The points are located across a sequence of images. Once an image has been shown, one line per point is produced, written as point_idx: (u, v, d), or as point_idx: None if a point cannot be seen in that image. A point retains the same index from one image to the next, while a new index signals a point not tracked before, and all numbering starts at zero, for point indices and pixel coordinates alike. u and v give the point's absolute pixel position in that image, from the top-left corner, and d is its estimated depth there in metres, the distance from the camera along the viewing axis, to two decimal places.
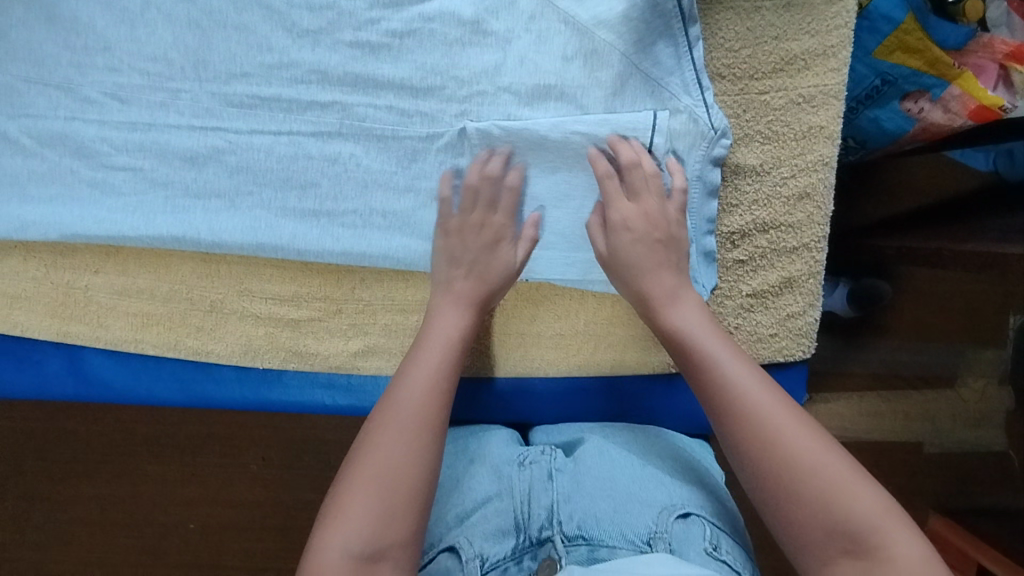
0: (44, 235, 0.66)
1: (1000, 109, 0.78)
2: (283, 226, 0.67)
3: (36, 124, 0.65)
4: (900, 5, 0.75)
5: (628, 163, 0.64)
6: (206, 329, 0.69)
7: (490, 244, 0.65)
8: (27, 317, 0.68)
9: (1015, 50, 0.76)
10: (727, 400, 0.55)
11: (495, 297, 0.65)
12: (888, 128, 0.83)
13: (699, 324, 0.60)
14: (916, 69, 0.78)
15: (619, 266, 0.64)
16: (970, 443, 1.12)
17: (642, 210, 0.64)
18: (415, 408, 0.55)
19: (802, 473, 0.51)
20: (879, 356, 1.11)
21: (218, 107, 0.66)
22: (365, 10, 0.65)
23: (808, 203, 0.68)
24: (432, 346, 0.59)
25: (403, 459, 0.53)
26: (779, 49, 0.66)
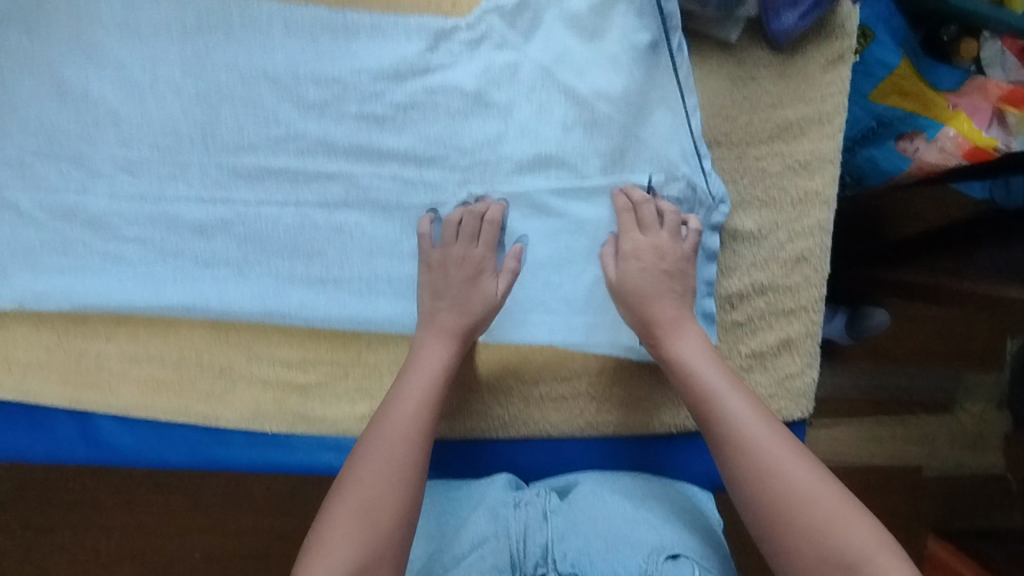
0: (58, 306, 0.67)
1: (993, 150, 0.82)
2: (292, 293, 0.68)
3: (48, 197, 0.66)
4: (895, 50, 0.83)
5: (645, 206, 0.65)
6: (215, 394, 0.70)
7: (469, 277, 0.64)
8: (38, 384, 0.69)
9: (1009, 93, 0.82)
10: (723, 428, 0.58)
11: (480, 330, 0.64)
12: (884, 167, 0.87)
13: (695, 352, 0.62)
14: (911, 110, 0.84)
15: (624, 294, 0.64)
16: (968, 467, 1.13)
17: (650, 245, 0.64)
18: (416, 445, 0.59)
19: (794, 504, 0.54)
20: (880, 381, 1.12)
21: (227, 179, 0.67)
22: (369, 83, 0.66)
23: (804, 266, 0.69)
24: (426, 377, 0.61)
25: (396, 495, 0.56)
26: (775, 117, 0.67)
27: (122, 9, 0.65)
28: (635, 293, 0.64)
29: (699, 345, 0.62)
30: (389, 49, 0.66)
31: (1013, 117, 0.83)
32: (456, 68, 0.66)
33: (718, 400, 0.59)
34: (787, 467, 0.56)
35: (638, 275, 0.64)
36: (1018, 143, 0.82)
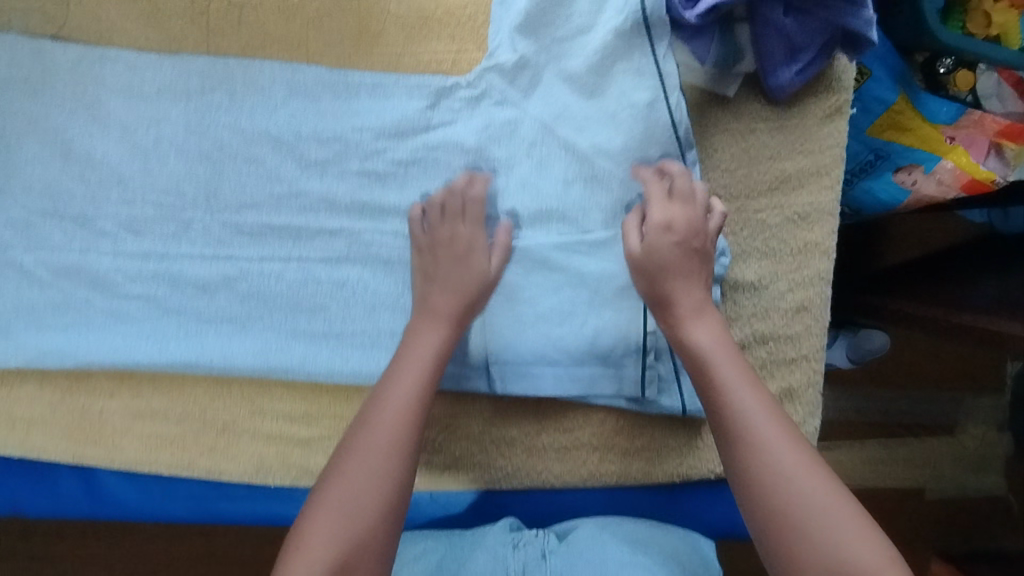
0: (61, 363, 0.67)
1: (992, 182, 0.83)
2: (295, 348, 0.68)
3: (52, 256, 0.67)
4: (890, 88, 0.83)
5: (657, 186, 0.64)
6: (219, 448, 0.70)
7: (462, 254, 0.64)
8: (43, 440, 0.70)
9: (1006, 128, 0.82)
10: (724, 416, 0.56)
11: (472, 307, 0.64)
12: (883, 198, 0.89)
13: (705, 338, 0.60)
14: (908, 145, 0.84)
15: (647, 265, 0.63)
16: (971, 490, 1.13)
17: (658, 222, 0.63)
18: (396, 438, 0.56)
19: (787, 499, 0.52)
20: (881, 406, 1.13)
21: (229, 236, 0.67)
22: (371, 140, 0.66)
23: (804, 315, 0.70)
24: (415, 364, 0.60)
25: (375, 488, 0.55)
26: (773, 169, 0.68)
27: (127, 72, 0.66)
28: (644, 267, 0.63)
29: (711, 332, 0.61)
30: (390, 108, 0.66)
31: (1010, 151, 0.84)
32: (457, 125, 0.67)
33: (722, 389, 0.57)
34: (785, 460, 0.53)
35: (660, 248, 0.62)
36: (1015, 175, 0.84)
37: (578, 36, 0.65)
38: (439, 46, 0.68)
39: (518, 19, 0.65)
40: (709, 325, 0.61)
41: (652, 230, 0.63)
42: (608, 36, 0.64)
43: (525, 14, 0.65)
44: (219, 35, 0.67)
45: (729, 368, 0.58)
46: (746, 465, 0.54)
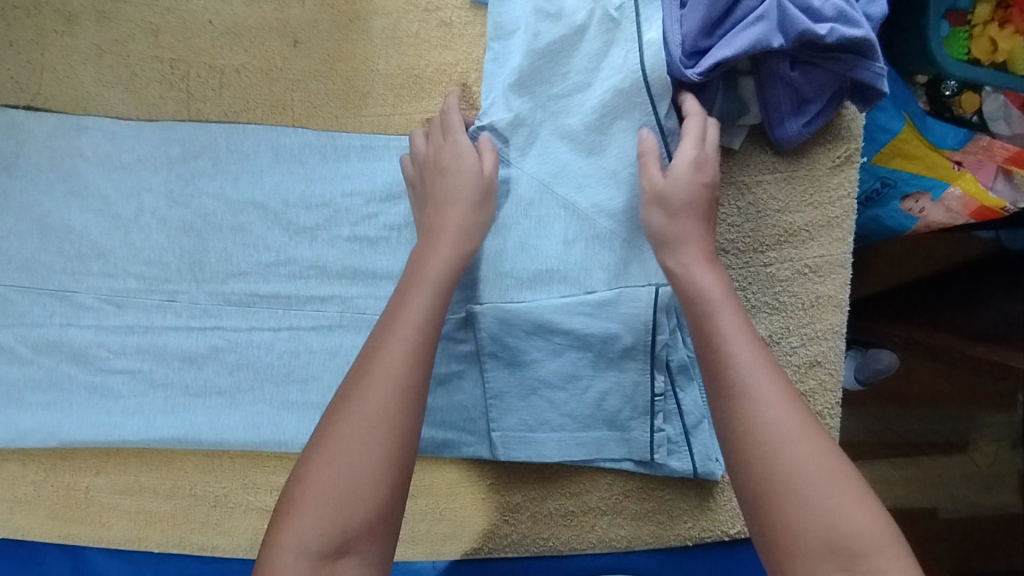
0: (43, 442, 0.65)
1: (1002, 209, 0.80)
2: (287, 420, 0.65)
3: (32, 331, 0.64)
4: (896, 115, 0.79)
5: (690, 122, 0.58)
6: (211, 523, 0.67)
7: (455, 169, 0.59)
8: (28, 521, 0.67)
9: (1014, 154, 0.79)
10: (716, 368, 0.48)
11: (479, 214, 0.58)
12: (891, 226, 0.84)
13: (707, 284, 0.53)
14: (915, 173, 0.81)
15: (665, 198, 0.57)
16: (986, 508, 1.10)
17: (684, 158, 0.57)
18: (405, 375, 0.48)
19: (781, 465, 0.44)
20: (892, 428, 1.09)
21: (216, 306, 0.65)
22: (362, 205, 0.64)
23: (818, 369, 0.67)
24: (424, 288, 0.53)
25: (381, 437, 0.47)
26: (781, 222, 0.65)
27: (103, 141, 0.65)
28: (666, 199, 0.57)
29: (707, 276, 0.53)
30: (379, 176, 0.64)
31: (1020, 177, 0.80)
32: None
33: (717, 338, 0.49)
34: (782, 422, 0.45)
35: (682, 177, 0.57)
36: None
37: (574, 92, 0.63)
38: (430, 104, 0.65)
39: (512, 78, 0.62)
40: (708, 270, 0.54)
41: (678, 169, 0.57)
42: (607, 94, 0.61)
43: (519, 73, 0.62)
44: (200, 100, 0.65)
45: (728, 316, 0.50)
46: (737, 424, 0.46)
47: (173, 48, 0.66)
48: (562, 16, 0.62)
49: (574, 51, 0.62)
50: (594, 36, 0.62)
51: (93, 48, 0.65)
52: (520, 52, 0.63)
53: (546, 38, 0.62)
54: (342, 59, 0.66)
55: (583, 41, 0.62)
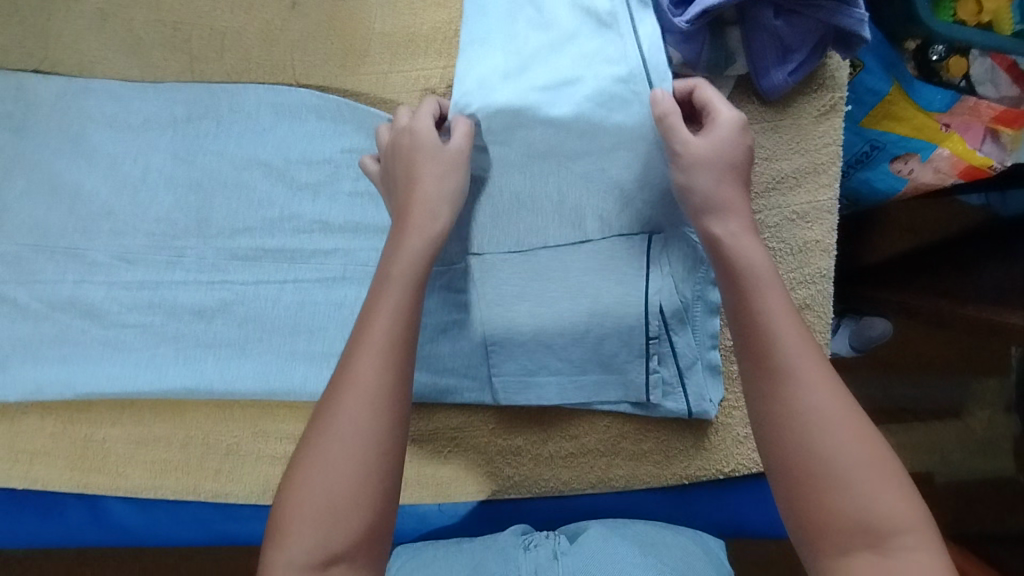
0: (59, 395, 0.67)
1: (992, 168, 0.85)
2: (295, 370, 0.68)
3: (45, 289, 0.66)
4: (883, 78, 0.82)
5: (705, 94, 0.58)
6: (224, 471, 0.70)
7: (413, 147, 0.58)
8: (47, 472, 0.69)
9: (1001, 113, 0.83)
10: (761, 352, 0.51)
11: (443, 185, 0.57)
12: (881, 187, 0.89)
13: (754, 257, 0.53)
14: (904, 135, 0.84)
15: (703, 164, 0.56)
16: (980, 472, 1.11)
17: (725, 122, 0.56)
18: (378, 384, 0.50)
19: (826, 448, 0.47)
20: (883, 391, 1.12)
21: (224, 261, 0.67)
22: (363, 161, 0.67)
23: (807, 313, 0.69)
24: (393, 292, 0.54)
25: (355, 449, 0.49)
26: (769, 170, 0.67)
27: (110, 103, 0.67)
28: (708, 163, 0.56)
29: (757, 253, 0.54)
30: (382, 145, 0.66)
31: (1007, 137, 0.84)
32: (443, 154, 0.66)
33: (768, 317, 0.51)
34: (824, 407, 0.48)
35: (712, 143, 0.56)
36: (1013, 160, 0.84)
37: (564, 82, 0.61)
38: (426, 61, 0.67)
39: (499, 74, 0.62)
40: (755, 244, 0.54)
41: (717, 136, 0.56)
42: (604, 84, 0.60)
43: (505, 70, 0.62)
44: (203, 61, 0.67)
45: (777, 295, 0.52)
46: (781, 409, 0.49)
47: (175, 12, 0.67)
48: (553, 25, 0.62)
49: (563, 53, 0.61)
50: (587, 37, 0.61)
51: (97, 12, 0.67)
52: (506, 54, 0.62)
53: (536, 46, 0.62)
54: (339, 20, 0.68)
55: (577, 43, 0.62)
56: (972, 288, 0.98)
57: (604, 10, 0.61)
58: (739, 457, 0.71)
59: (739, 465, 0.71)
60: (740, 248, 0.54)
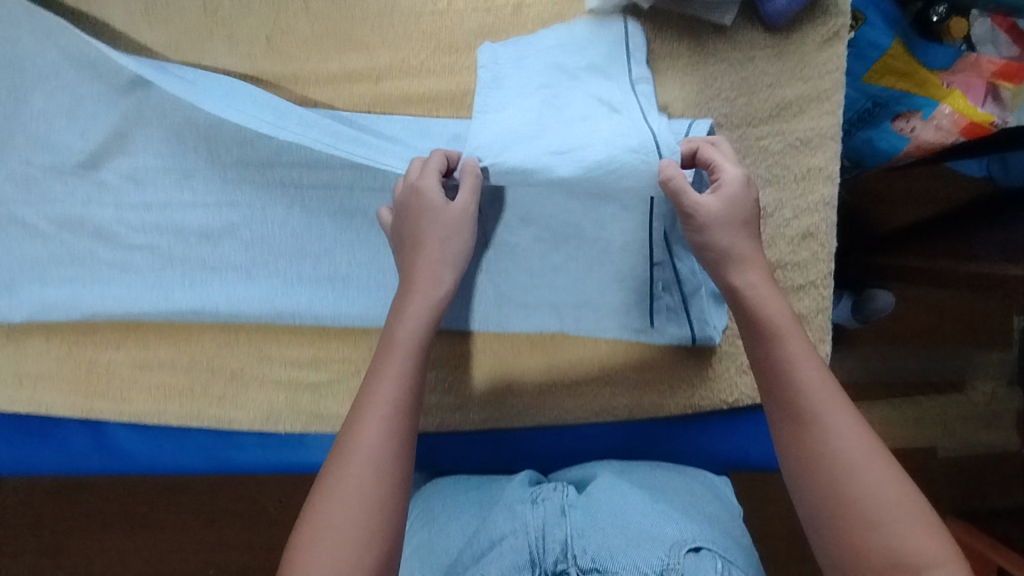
0: (66, 316, 0.68)
1: (991, 125, 0.78)
2: (300, 293, 0.68)
3: (54, 209, 0.67)
4: (886, 32, 0.79)
5: (706, 152, 0.56)
6: (228, 397, 0.71)
7: (418, 211, 0.56)
8: (50, 396, 0.70)
9: (1003, 68, 0.78)
10: (788, 406, 0.51)
11: (448, 251, 0.56)
12: (882, 148, 0.85)
13: (775, 310, 0.54)
14: (906, 91, 0.81)
15: (712, 226, 0.54)
16: (980, 446, 1.08)
17: (730, 182, 0.54)
18: (381, 448, 0.51)
19: (850, 490, 0.48)
20: (885, 365, 1.08)
21: (229, 181, 0.67)
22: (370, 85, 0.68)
23: (811, 241, 0.69)
24: (395, 356, 0.54)
25: (360, 513, 0.49)
26: (773, 97, 0.68)
27: None
28: (720, 223, 0.54)
29: (778, 304, 0.54)
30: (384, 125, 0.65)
31: (1008, 92, 0.79)
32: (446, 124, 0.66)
33: (783, 364, 0.52)
34: (852, 452, 0.49)
35: (717, 204, 0.54)
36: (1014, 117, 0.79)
37: (575, 148, 0.55)
38: None
39: (510, 135, 0.57)
40: (772, 290, 0.55)
41: (725, 191, 0.54)
42: (616, 150, 0.54)
43: (517, 133, 0.56)
44: None
45: (797, 342, 0.53)
46: (811, 462, 0.50)
47: None
48: (567, 106, 0.60)
49: (576, 128, 0.57)
50: (600, 118, 0.57)
51: None
52: (521, 121, 0.58)
53: (551, 121, 0.58)
54: None
55: (594, 120, 0.57)
56: (980, 249, 0.92)
57: (619, 98, 0.59)
58: (742, 386, 0.71)
59: (743, 395, 0.71)
60: (759, 301, 0.54)
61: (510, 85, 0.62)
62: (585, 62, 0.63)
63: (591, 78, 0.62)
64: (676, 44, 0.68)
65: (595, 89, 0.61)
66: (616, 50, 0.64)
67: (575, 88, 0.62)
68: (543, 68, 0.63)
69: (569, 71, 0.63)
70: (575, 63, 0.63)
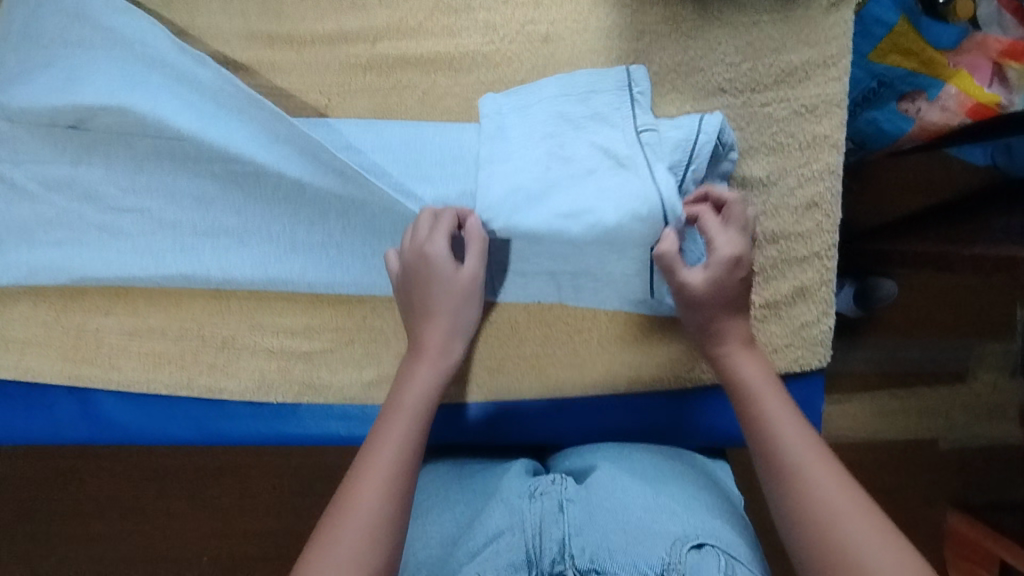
0: (54, 279, 0.66)
1: (998, 106, 0.73)
2: (294, 260, 0.67)
3: (42, 169, 0.66)
4: (892, 8, 0.73)
5: (706, 220, 0.58)
6: (219, 365, 0.69)
7: (428, 280, 0.60)
8: (38, 362, 0.69)
9: (1010, 47, 0.70)
10: (768, 461, 0.53)
11: (456, 323, 0.62)
12: (887, 130, 0.80)
13: (749, 372, 0.58)
14: (911, 70, 0.75)
15: (698, 303, 0.58)
16: (986, 439, 1.02)
17: (718, 258, 0.57)
18: (383, 501, 0.51)
19: (834, 544, 0.47)
20: (888, 356, 1.01)
21: (219, 138, 0.64)
22: (369, 48, 0.68)
23: (815, 211, 0.68)
24: (402, 417, 0.57)
25: (359, 567, 0.48)
26: (779, 62, 0.66)
27: None
28: (706, 301, 0.58)
29: (753, 365, 0.59)
30: (384, 135, 0.65)
31: (1014, 71, 0.72)
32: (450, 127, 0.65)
33: (762, 426, 0.55)
34: (832, 503, 0.49)
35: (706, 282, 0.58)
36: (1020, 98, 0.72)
37: (583, 210, 0.56)
38: None
39: (518, 197, 0.58)
40: (751, 360, 0.59)
41: (714, 267, 0.57)
42: (626, 216, 0.55)
43: (527, 192, 0.58)
44: None
45: (772, 399, 0.56)
46: (793, 515, 0.50)
47: None
48: (574, 159, 0.59)
49: (584, 187, 0.57)
50: (605, 175, 0.57)
51: None
52: (528, 179, 0.58)
53: (557, 176, 0.58)
54: None
55: (596, 176, 0.57)
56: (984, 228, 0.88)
57: (627, 153, 0.58)
58: None
59: None
60: (737, 370, 0.59)
61: (517, 132, 0.62)
62: (589, 110, 0.62)
63: (598, 126, 0.60)
64: (680, 6, 0.66)
65: (602, 139, 0.59)
66: (617, 98, 0.62)
67: (580, 137, 0.60)
68: (547, 116, 0.62)
69: (573, 120, 0.61)
70: (580, 110, 0.62)
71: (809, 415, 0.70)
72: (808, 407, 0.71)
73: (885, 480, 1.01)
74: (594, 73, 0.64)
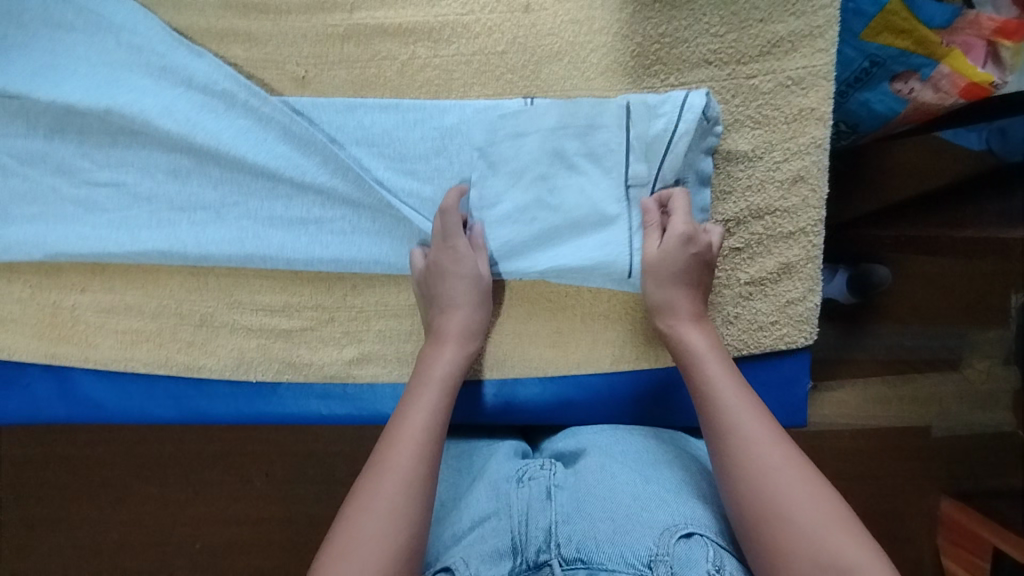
0: (28, 253, 0.65)
1: (991, 86, 0.71)
2: (272, 235, 0.65)
3: (14, 142, 0.64)
4: None
5: (677, 200, 0.61)
6: (197, 343, 0.68)
7: (455, 275, 0.61)
8: (14, 339, 0.68)
9: (1002, 25, 0.68)
10: (713, 421, 0.53)
11: (476, 317, 0.62)
12: (879, 111, 0.76)
13: (697, 339, 0.59)
14: (904, 50, 0.70)
15: (658, 273, 0.60)
16: (979, 426, 1.01)
17: (673, 240, 0.59)
18: (419, 473, 0.50)
19: (766, 491, 0.48)
20: (881, 342, 1.00)
21: (195, 110, 0.64)
22: (348, 19, 0.66)
23: (802, 185, 0.66)
24: (431, 388, 0.57)
25: (390, 524, 0.47)
26: (765, 32, 0.65)
27: None
28: (660, 272, 0.60)
29: (702, 334, 0.59)
30: (367, 119, 0.64)
31: (1008, 50, 0.70)
32: (430, 107, 0.64)
33: (708, 388, 0.55)
34: (768, 457, 0.49)
35: (665, 255, 0.59)
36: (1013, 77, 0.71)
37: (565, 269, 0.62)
38: None
39: (505, 250, 0.63)
40: (697, 325, 0.60)
41: (671, 242, 0.59)
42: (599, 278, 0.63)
43: (511, 243, 0.63)
44: None
45: (715, 364, 0.57)
46: (731, 468, 0.50)
47: None
48: (560, 208, 0.62)
49: (569, 242, 0.62)
50: (588, 231, 0.62)
51: None
52: (513, 230, 0.62)
53: (542, 227, 0.62)
54: None
55: (579, 235, 0.62)
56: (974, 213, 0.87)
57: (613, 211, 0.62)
58: (728, 337, 0.68)
59: (728, 345, 0.68)
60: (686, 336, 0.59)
61: (505, 166, 0.62)
62: (586, 147, 0.61)
63: (589, 169, 0.62)
64: None
65: (593, 189, 0.62)
66: (617, 137, 0.61)
67: (571, 179, 0.62)
68: (540, 150, 0.62)
69: (565, 158, 0.62)
70: (575, 148, 0.61)
71: (795, 392, 0.69)
72: (794, 385, 0.69)
73: (881, 467, 1.00)
74: (596, 102, 0.61)
